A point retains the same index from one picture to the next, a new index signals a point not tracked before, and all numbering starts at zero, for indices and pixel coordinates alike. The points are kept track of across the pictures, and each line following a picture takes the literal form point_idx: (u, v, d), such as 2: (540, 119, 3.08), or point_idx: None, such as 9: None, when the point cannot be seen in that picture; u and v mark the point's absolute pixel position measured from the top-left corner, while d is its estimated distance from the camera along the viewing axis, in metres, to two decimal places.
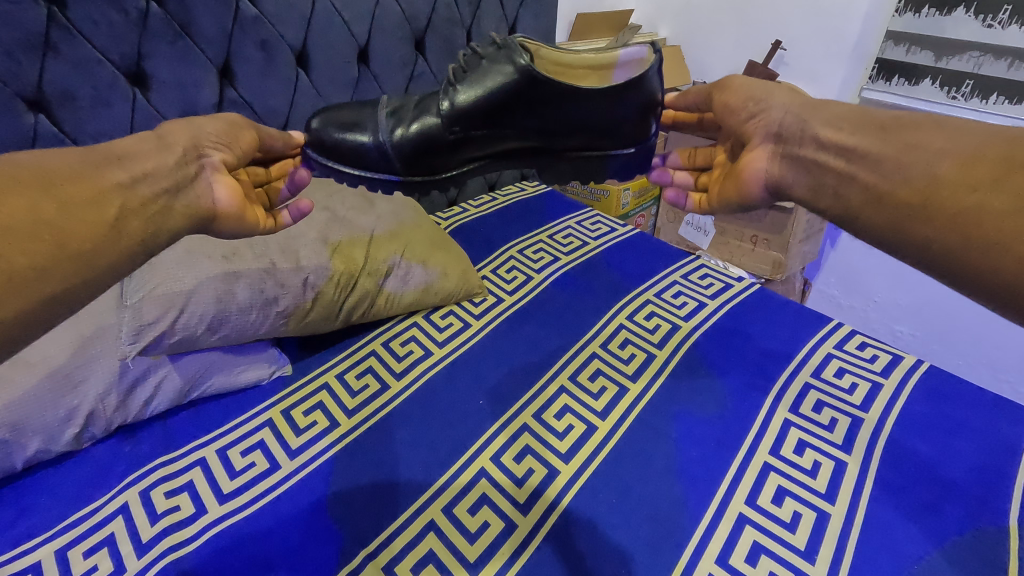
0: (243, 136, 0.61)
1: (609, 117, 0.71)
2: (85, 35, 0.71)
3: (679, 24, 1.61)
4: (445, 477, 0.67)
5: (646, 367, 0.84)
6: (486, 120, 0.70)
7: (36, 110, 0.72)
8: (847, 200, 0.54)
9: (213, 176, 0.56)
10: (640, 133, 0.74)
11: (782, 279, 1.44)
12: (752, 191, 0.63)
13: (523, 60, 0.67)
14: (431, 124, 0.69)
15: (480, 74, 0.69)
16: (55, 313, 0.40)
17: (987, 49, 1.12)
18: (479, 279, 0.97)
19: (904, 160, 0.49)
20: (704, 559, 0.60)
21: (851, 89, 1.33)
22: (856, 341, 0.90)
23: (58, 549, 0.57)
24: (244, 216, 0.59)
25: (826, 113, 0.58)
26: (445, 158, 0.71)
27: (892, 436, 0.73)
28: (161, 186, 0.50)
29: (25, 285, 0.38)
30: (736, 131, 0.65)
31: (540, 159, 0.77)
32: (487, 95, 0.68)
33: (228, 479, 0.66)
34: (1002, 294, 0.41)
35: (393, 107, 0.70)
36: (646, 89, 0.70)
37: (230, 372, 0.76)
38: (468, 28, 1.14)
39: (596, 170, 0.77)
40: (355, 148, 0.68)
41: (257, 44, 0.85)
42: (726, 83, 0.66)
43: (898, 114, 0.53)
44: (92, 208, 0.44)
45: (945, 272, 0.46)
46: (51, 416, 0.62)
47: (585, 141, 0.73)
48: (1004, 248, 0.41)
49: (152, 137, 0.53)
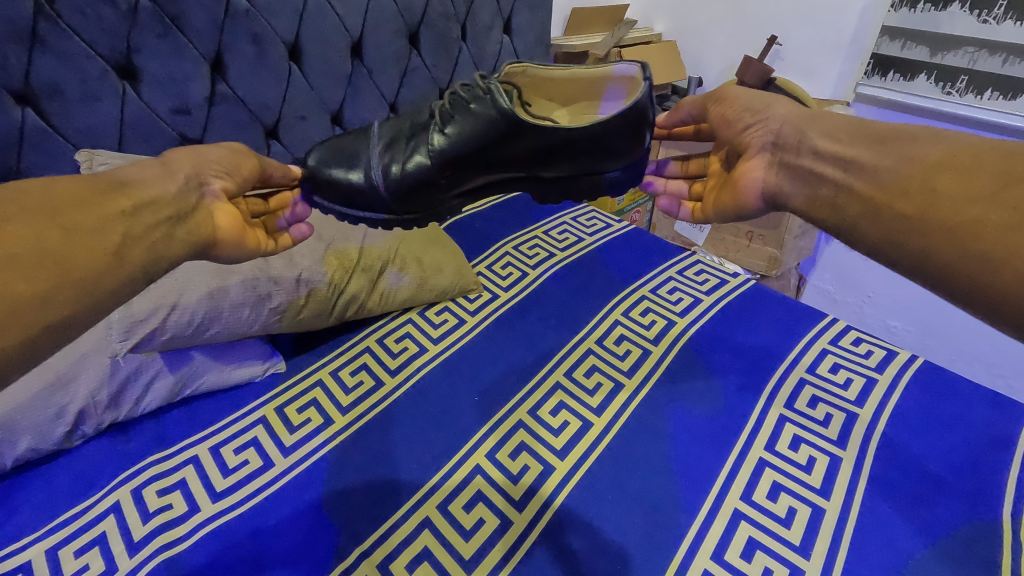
0: (245, 164, 0.60)
1: (596, 140, 0.65)
2: (73, 28, 0.70)
3: (675, 17, 1.61)
4: (440, 475, 0.67)
5: (642, 362, 0.84)
6: (475, 160, 0.67)
7: (24, 104, 0.71)
8: (844, 214, 0.54)
9: (214, 204, 0.56)
10: (636, 149, 0.68)
11: (777, 275, 1.44)
12: (749, 203, 0.64)
13: (503, 102, 0.63)
14: (424, 164, 0.65)
15: (466, 120, 0.65)
16: (58, 340, 0.40)
17: (982, 45, 1.11)
18: (474, 275, 0.97)
19: (901, 173, 0.50)
20: (699, 555, 0.60)
21: (845, 84, 1.34)
22: (852, 336, 0.90)
23: (49, 548, 0.57)
24: (243, 241, 0.59)
25: (824, 124, 0.58)
26: (439, 198, 0.68)
27: (885, 428, 0.74)
28: (163, 215, 0.49)
29: (27, 311, 0.37)
30: (730, 143, 0.65)
31: (536, 186, 0.72)
32: (472, 140, 0.65)
33: (222, 477, 0.66)
34: (997, 309, 0.41)
35: (387, 140, 0.67)
36: (632, 110, 0.64)
37: (223, 369, 0.75)
38: (462, 21, 1.13)
39: (590, 187, 0.70)
40: (348, 185, 0.65)
41: (249, 38, 0.84)
42: (722, 94, 0.66)
43: (898, 126, 0.53)
44: (96, 235, 0.44)
45: (939, 287, 0.46)
46: (42, 414, 0.62)
47: (576, 166, 0.68)
48: (1000, 264, 0.41)
49: (156, 165, 0.54)
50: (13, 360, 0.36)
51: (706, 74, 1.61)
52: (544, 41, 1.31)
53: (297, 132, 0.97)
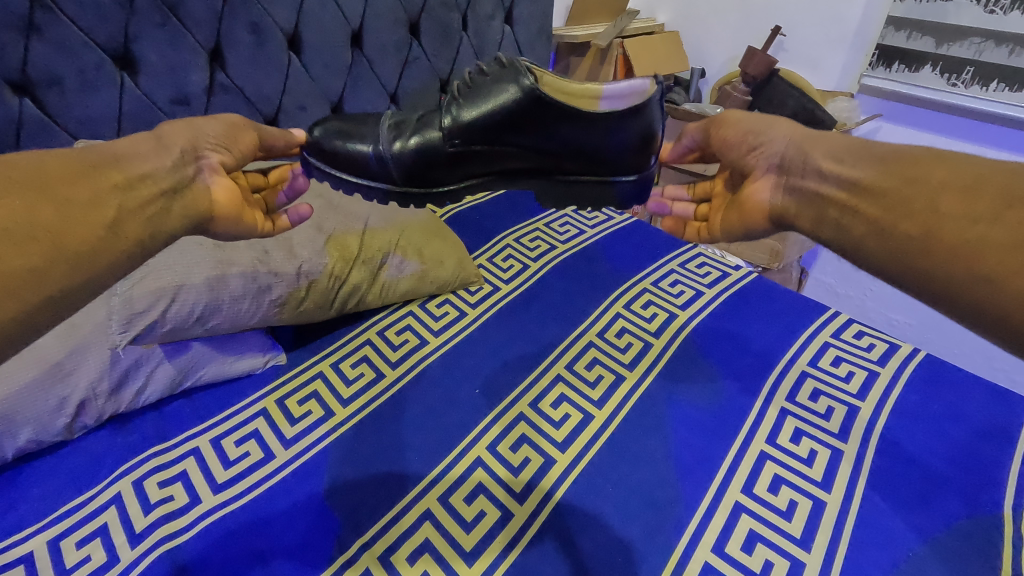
0: (242, 138, 0.60)
1: (605, 142, 0.65)
2: (70, 18, 0.69)
3: (677, 8, 1.59)
4: (439, 469, 0.67)
5: (643, 355, 0.84)
6: (487, 136, 0.65)
7: (21, 93, 0.71)
8: (850, 233, 0.53)
9: (211, 178, 0.56)
10: (643, 161, 0.69)
11: (779, 268, 1.44)
12: (759, 220, 0.63)
13: (527, 81, 0.62)
14: (430, 139, 0.65)
15: (479, 96, 0.65)
16: (53, 312, 0.39)
17: (988, 35, 1.10)
18: (475, 267, 0.97)
19: (905, 194, 0.49)
20: (700, 548, 0.60)
21: (850, 76, 1.33)
22: (854, 330, 0.90)
23: (51, 539, 0.57)
24: (241, 219, 0.59)
25: (827, 146, 0.58)
26: (444, 173, 0.67)
27: (887, 421, 0.73)
28: (159, 188, 0.50)
29: (21, 290, 0.37)
30: (736, 165, 0.64)
31: (538, 183, 0.71)
32: (489, 114, 0.64)
33: (222, 469, 0.66)
34: (1001, 324, 0.41)
35: (396, 119, 0.67)
36: (649, 119, 0.64)
37: (223, 360, 0.75)
38: (463, 12, 1.12)
39: (596, 195, 0.71)
40: (354, 157, 0.64)
41: (248, 27, 0.83)
42: (723, 118, 0.65)
43: (901, 150, 0.53)
44: (91, 209, 0.43)
45: (945, 303, 0.45)
46: (42, 406, 0.62)
47: (586, 167, 0.68)
48: (1001, 283, 0.41)
49: (150, 138, 0.53)
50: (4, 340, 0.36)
51: (709, 66, 1.60)
52: (546, 32, 1.29)
53: (296, 123, 0.97)
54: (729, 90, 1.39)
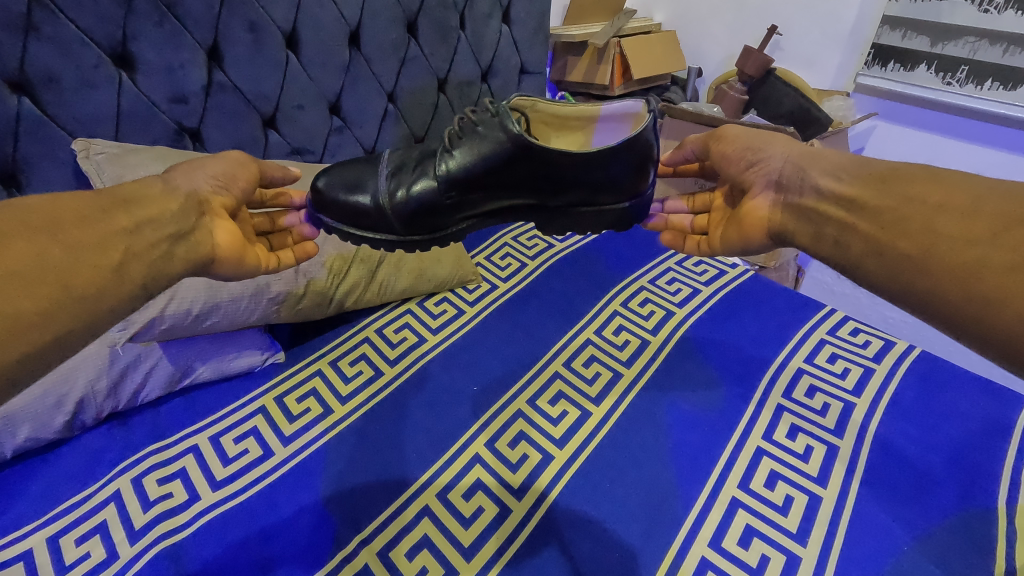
0: (242, 174, 0.62)
1: (602, 171, 0.64)
2: (67, 16, 0.69)
3: (674, 8, 1.60)
4: (428, 475, 0.66)
5: (640, 352, 0.84)
6: (483, 184, 0.65)
7: (19, 92, 0.71)
8: (848, 252, 0.54)
9: (213, 222, 0.57)
10: (640, 185, 0.67)
11: (775, 265, 1.45)
12: (754, 237, 0.63)
13: (515, 127, 0.61)
14: (427, 188, 0.64)
15: (474, 141, 0.64)
16: (59, 352, 0.40)
17: (983, 35, 1.10)
18: (473, 265, 0.97)
19: (902, 212, 0.50)
20: (697, 543, 0.61)
21: (845, 75, 1.34)
22: (850, 327, 0.90)
23: (50, 536, 0.57)
24: (242, 259, 0.60)
25: (825, 164, 0.58)
26: (445, 220, 0.67)
27: (883, 419, 0.74)
28: (164, 233, 0.51)
29: (28, 327, 0.38)
30: (734, 180, 0.65)
31: (540, 216, 0.70)
32: (481, 161, 0.63)
33: (222, 466, 0.66)
34: (1001, 344, 0.41)
35: (394, 167, 0.67)
36: (639, 144, 0.63)
37: (223, 358, 0.76)
38: (461, 11, 1.12)
39: (596, 221, 0.69)
40: (357, 210, 0.65)
41: (245, 25, 0.83)
42: (722, 133, 0.67)
43: (896, 167, 0.54)
44: (97, 253, 0.45)
45: (947, 326, 0.45)
46: (41, 403, 0.62)
47: (580, 197, 0.66)
48: (1001, 305, 0.41)
49: (159, 183, 0.55)
50: (6, 377, 0.37)
51: (706, 64, 1.61)
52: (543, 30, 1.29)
53: (295, 122, 0.97)
54: (725, 89, 1.37)
